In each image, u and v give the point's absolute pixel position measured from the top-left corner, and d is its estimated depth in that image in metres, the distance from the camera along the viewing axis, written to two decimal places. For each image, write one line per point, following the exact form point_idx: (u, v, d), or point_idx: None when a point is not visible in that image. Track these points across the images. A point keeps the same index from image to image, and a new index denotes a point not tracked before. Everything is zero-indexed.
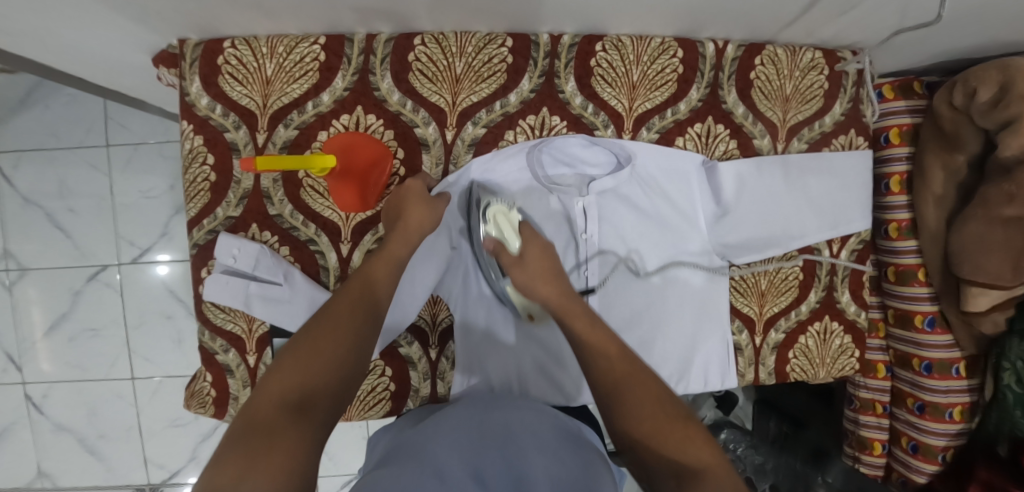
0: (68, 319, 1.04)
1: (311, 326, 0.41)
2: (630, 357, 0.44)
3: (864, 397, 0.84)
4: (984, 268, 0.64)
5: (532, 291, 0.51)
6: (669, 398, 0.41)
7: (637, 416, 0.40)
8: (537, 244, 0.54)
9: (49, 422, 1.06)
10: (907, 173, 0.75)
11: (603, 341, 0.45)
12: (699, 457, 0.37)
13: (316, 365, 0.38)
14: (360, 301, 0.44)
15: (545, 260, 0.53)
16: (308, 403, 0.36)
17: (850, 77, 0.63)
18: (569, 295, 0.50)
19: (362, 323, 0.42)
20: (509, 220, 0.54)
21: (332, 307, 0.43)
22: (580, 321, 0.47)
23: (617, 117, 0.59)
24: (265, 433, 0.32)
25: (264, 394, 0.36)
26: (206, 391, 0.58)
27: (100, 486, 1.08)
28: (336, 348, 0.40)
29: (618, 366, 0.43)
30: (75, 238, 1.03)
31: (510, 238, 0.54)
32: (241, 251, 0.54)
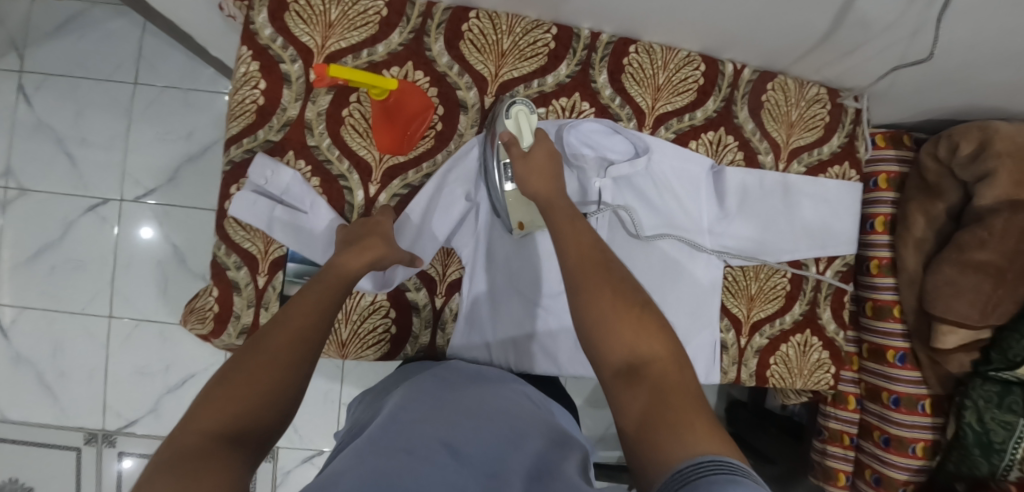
0: (54, 247, 1.02)
1: (248, 347, 0.35)
2: (603, 257, 0.43)
3: (834, 427, 0.87)
4: (955, 308, 0.70)
5: (526, 183, 0.50)
6: (630, 286, 0.40)
7: (590, 299, 0.39)
8: (546, 145, 0.53)
9: (12, 349, 1.03)
10: (891, 215, 0.81)
11: (579, 239, 0.44)
12: (650, 349, 0.36)
13: (253, 397, 0.32)
14: (312, 319, 0.38)
15: (548, 159, 0.51)
16: (245, 435, 0.30)
17: (848, 115, 0.71)
18: (562, 194, 0.49)
19: (314, 341, 0.37)
20: (529, 121, 0.55)
21: (278, 326, 0.37)
22: (563, 216, 0.47)
23: (640, 113, 0.64)
24: (192, 465, 0.26)
25: (192, 425, 0.29)
26: (208, 307, 0.58)
27: (48, 426, 1.04)
28: (279, 376, 0.34)
29: (587, 256, 0.42)
30: (81, 167, 1.02)
31: (524, 135, 0.55)
32: (274, 174, 0.57)
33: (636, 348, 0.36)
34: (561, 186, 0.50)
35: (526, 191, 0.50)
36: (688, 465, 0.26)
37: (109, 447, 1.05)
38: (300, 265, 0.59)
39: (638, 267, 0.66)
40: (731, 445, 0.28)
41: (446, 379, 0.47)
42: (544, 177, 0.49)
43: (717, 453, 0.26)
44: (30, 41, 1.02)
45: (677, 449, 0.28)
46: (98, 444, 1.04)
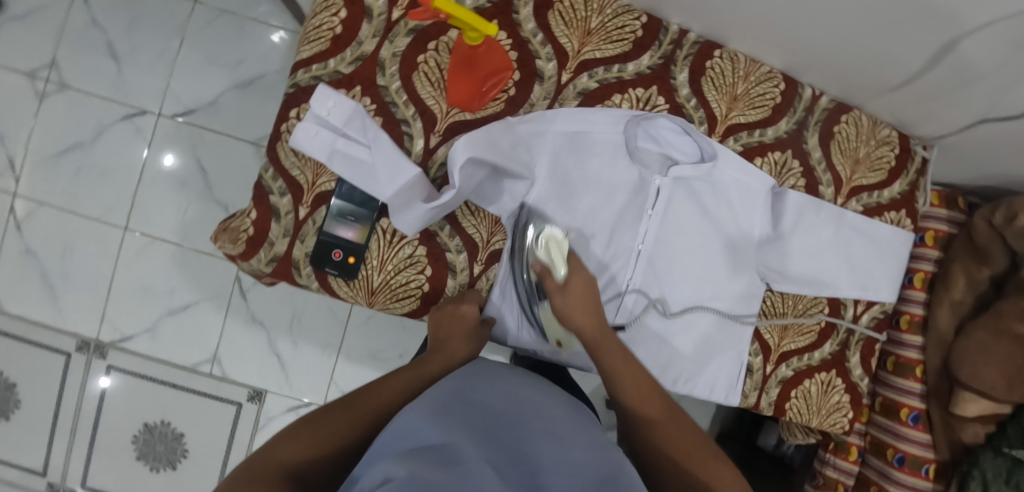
0: (81, 148, 1.00)
1: (329, 411, 0.42)
2: (665, 403, 0.47)
3: (829, 475, 0.86)
4: (981, 376, 0.69)
5: (569, 318, 0.52)
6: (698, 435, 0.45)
7: (650, 428, 0.44)
8: (582, 275, 0.54)
9: (22, 242, 1.01)
10: (931, 273, 0.80)
11: (639, 386, 0.47)
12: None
13: (324, 444, 0.38)
14: (386, 401, 0.45)
15: (586, 291, 0.53)
16: (305, 477, 0.35)
17: (915, 163, 0.70)
18: (605, 328, 0.52)
19: (381, 420, 0.43)
20: (560, 249, 0.54)
21: (356, 399, 0.44)
22: (614, 355, 0.50)
23: (712, 118, 0.62)
24: (255, 485, 0.31)
25: (273, 456, 0.36)
26: (243, 228, 0.56)
27: (43, 326, 1.02)
28: (345, 437, 0.40)
29: (645, 394, 0.47)
30: (125, 74, 1.00)
31: (558, 265, 0.54)
32: (337, 107, 0.55)
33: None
34: (601, 316, 0.52)
35: (569, 324, 0.52)
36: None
37: (99, 359, 1.03)
38: (344, 203, 0.56)
39: (679, 271, 0.65)
40: None
41: (485, 378, 0.46)
42: (588, 311, 0.52)
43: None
44: None
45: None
46: (90, 353, 1.03)
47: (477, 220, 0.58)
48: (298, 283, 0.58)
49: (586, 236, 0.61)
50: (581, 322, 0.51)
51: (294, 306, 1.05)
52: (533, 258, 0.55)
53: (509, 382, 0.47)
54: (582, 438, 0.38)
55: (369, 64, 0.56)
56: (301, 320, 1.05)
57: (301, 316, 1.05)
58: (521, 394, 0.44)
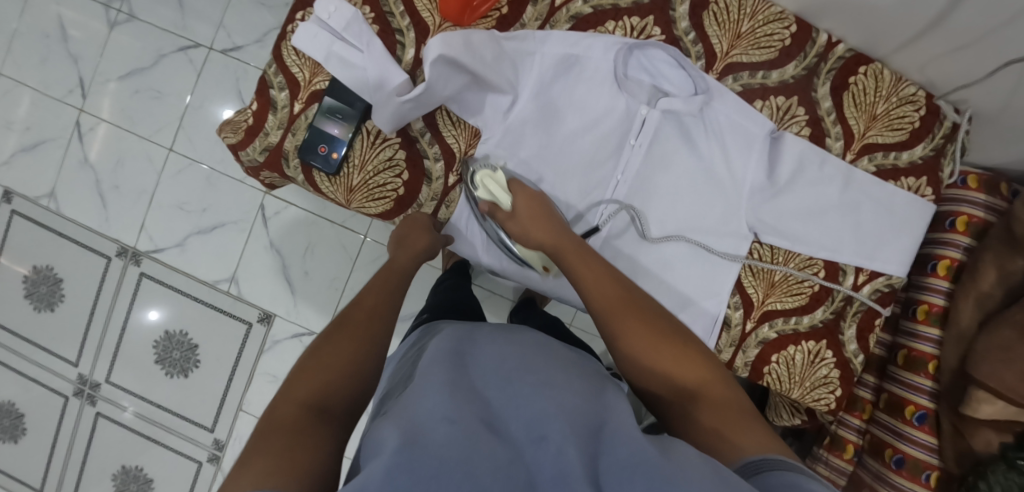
0: (143, 74, 1.11)
1: (326, 340, 0.45)
2: (625, 294, 0.48)
3: (821, 473, 0.79)
4: (999, 375, 0.61)
5: (528, 237, 0.56)
6: (660, 319, 0.46)
7: (625, 329, 0.44)
8: (524, 191, 0.57)
9: (83, 153, 1.13)
10: (958, 261, 0.70)
11: (600, 279, 0.49)
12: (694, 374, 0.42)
13: (335, 373, 0.41)
14: (372, 314, 0.49)
15: (532, 204, 0.57)
16: (330, 404, 0.39)
17: (944, 128, 0.63)
18: (563, 234, 0.54)
19: (371, 336, 0.46)
20: (496, 180, 0.57)
21: (349, 322, 0.47)
22: (572, 250, 0.53)
23: (711, 55, 0.60)
24: (288, 434, 0.34)
25: (288, 398, 0.38)
26: (244, 119, 0.61)
27: (90, 230, 1.13)
28: (351, 362, 0.43)
29: (610, 295, 0.47)
30: (186, 10, 1.11)
31: (501, 198, 0.57)
32: (338, 10, 0.58)
33: (678, 378, 0.42)
34: (557, 225, 0.55)
35: (532, 242, 0.56)
36: (756, 460, 0.34)
37: (134, 265, 1.13)
38: (335, 102, 0.59)
39: (662, 208, 0.63)
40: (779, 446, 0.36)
41: (485, 333, 0.47)
42: (546, 224, 0.55)
43: (773, 454, 0.34)
44: None
45: (737, 456, 0.35)
46: (126, 259, 1.13)
47: (457, 130, 0.60)
48: (288, 175, 0.63)
49: (565, 157, 0.62)
50: (542, 239, 0.55)
51: (309, 237, 1.11)
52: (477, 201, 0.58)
53: (508, 332, 0.48)
54: (581, 385, 0.38)
55: None
56: (314, 252, 1.11)
57: (314, 248, 1.11)
58: (513, 340, 0.45)
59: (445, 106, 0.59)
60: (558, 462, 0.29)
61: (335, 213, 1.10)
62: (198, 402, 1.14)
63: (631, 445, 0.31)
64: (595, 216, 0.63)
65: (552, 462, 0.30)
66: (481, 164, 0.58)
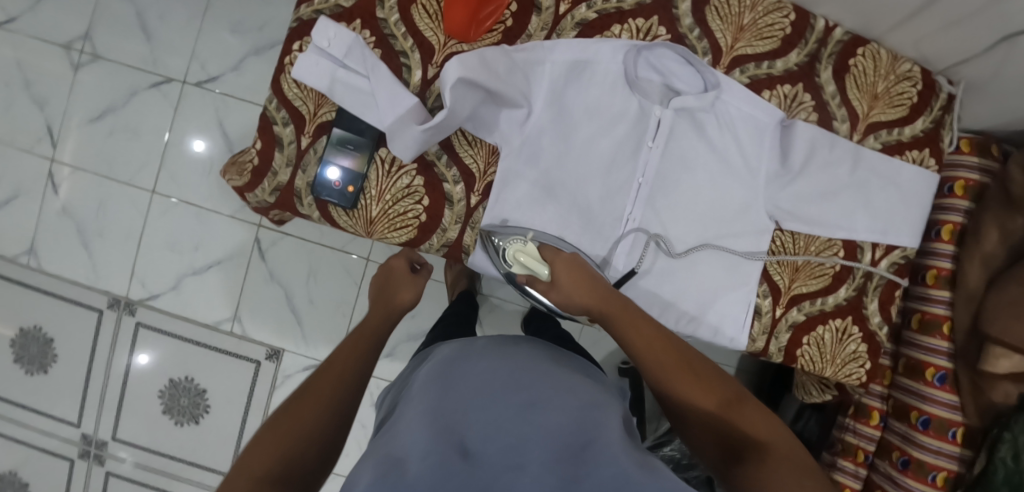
0: (115, 114, 1.06)
1: (292, 402, 0.41)
2: (675, 347, 0.45)
3: (849, 441, 0.81)
4: (1012, 330, 0.63)
5: (571, 304, 0.53)
6: (710, 371, 0.43)
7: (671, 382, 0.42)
8: (563, 259, 0.55)
9: (59, 203, 1.07)
10: (961, 225, 0.73)
11: (647, 333, 0.46)
12: (752, 429, 0.38)
13: (308, 422, 0.39)
14: (347, 365, 0.45)
15: (574, 275, 0.53)
16: (287, 480, 0.35)
17: (940, 99, 0.65)
18: (609, 297, 0.51)
19: (356, 376, 0.44)
20: (529, 254, 0.56)
21: (315, 384, 0.43)
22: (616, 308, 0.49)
23: (717, 50, 0.60)
24: None
25: (260, 450, 0.36)
26: (249, 159, 0.59)
27: (77, 283, 1.08)
28: (330, 406, 0.41)
29: (657, 348, 0.45)
30: (154, 44, 1.06)
31: (537, 269, 0.56)
32: (337, 37, 0.56)
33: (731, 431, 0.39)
34: (604, 288, 0.52)
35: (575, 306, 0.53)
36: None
37: (128, 315, 1.08)
38: (345, 133, 0.57)
39: (683, 205, 0.64)
40: None
41: (475, 346, 0.45)
42: (585, 282, 0.52)
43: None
44: None
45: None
46: (120, 310, 1.08)
47: (474, 149, 0.60)
48: (301, 213, 0.60)
49: (585, 166, 0.62)
50: (586, 301, 0.51)
51: (310, 264, 1.08)
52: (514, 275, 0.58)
53: (497, 342, 0.46)
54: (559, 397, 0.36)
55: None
56: (317, 278, 1.08)
57: (317, 274, 1.08)
58: (505, 352, 0.43)
59: (462, 127, 0.58)
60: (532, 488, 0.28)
61: (334, 237, 1.08)
62: (212, 447, 1.10)
63: (613, 465, 0.29)
64: (621, 260, 0.64)
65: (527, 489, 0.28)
66: (512, 238, 0.57)
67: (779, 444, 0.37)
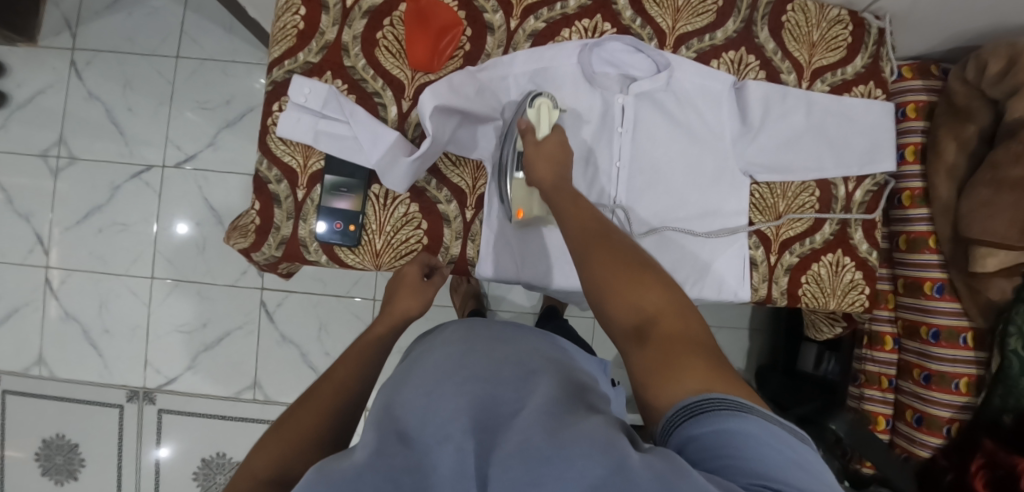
0: (102, 211, 1.08)
1: (291, 414, 0.42)
2: (606, 233, 0.44)
3: (870, 370, 0.84)
4: (992, 229, 0.66)
5: (532, 168, 0.53)
6: (633, 254, 0.42)
7: (595, 267, 0.41)
8: (557, 137, 0.56)
9: (61, 308, 1.08)
10: (922, 144, 0.77)
11: (583, 219, 0.46)
12: (653, 304, 0.37)
13: (292, 444, 0.39)
14: (344, 381, 0.45)
15: (558, 148, 0.55)
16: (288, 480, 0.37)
17: (872, 35, 0.70)
18: (565, 181, 0.52)
19: (350, 384, 0.45)
20: (550, 114, 0.58)
21: (313, 396, 0.44)
22: (566, 200, 0.49)
23: (661, 33, 0.65)
24: None
25: (248, 473, 0.37)
26: (250, 221, 0.61)
27: (93, 383, 1.08)
28: (322, 421, 0.41)
29: (588, 231, 0.44)
30: (128, 136, 1.08)
31: (542, 126, 0.57)
32: (313, 91, 0.59)
33: (639, 307, 0.37)
34: (564, 172, 0.53)
35: (533, 177, 0.54)
36: (693, 400, 0.29)
37: (149, 404, 1.08)
38: (337, 178, 0.61)
39: (663, 180, 0.68)
40: (728, 381, 0.30)
41: (441, 336, 0.48)
42: (549, 164, 0.53)
43: (726, 393, 0.29)
44: (82, 18, 1.09)
45: (672, 400, 0.30)
46: (139, 401, 1.08)
47: (460, 169, 0.63)
48: (308, 261, 0.63)
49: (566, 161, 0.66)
50: (543, 180, 0.52)
51: (319, 317, 1.10)
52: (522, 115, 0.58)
53: (463, 325, 0.49)
54: (506, 376, 0.38)
55: (331, 49, 0.61)
56: (328, 328, 1.10)
57: (328, 325, 1.10)
58: (466, 334, 0.46)
59: (445, 150, 0.62)
60: (457, 467, 0.29)
61: (337, 285, 1.10)
62: None
63: (524, 441, 0.29)
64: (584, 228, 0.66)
65: (450, 468, 0.29)
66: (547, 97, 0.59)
67: (673, 321, 0.36)
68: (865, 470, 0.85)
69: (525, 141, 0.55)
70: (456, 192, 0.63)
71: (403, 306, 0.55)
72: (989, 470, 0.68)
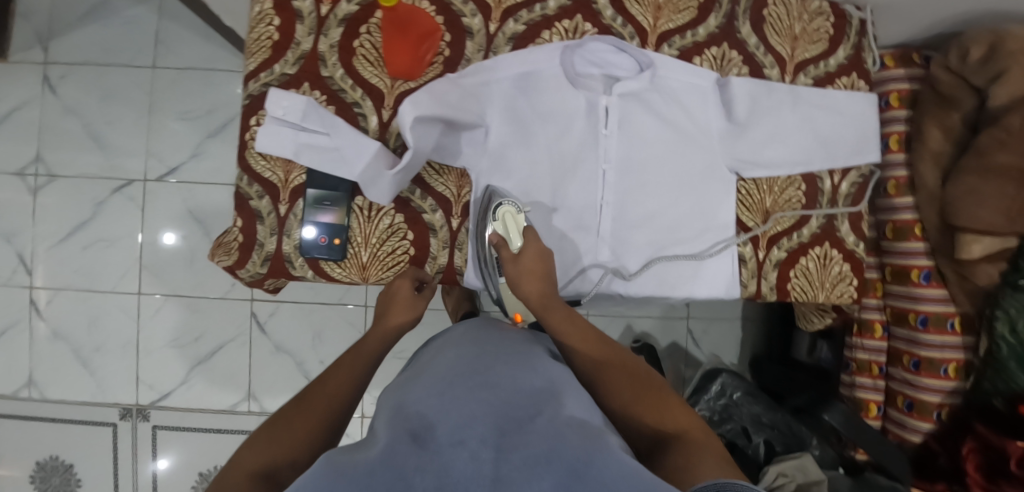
0: (85, 228, 1.06)
1: (284, 414, 0.42)
2: (613, 354, 0.48)
3: (861, 358, 0.85)
4: (980, 216, 0.65)
5: (518, 286, 0.53)
6: (645, 377, 0.46)
7: (613, 386, 0.44)
8: (535, 245, 0.56)
9: (48, 329, 1.07)
10: (905, 133, 0.78)
11: (586, 336, 0.49)
12: (675, 422, 0.40)
13: (283, 445, 0.38)
14: (338, 387, 0.45)
15: (537, 260, 0.54)
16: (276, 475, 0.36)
17: (853, 26, 0.70)
18: (552, 295, 0.52)
19: (343, 389, 0.45)
20: (516, 221, 0.58)
21: (307, 398, 0.44)
22: (560, 311, 0.50)
23: (642, 31, 0.65)
24: None
25: (235, 469, 0.36)
26: (233, 238, 0.60)
27: (85, 402, 1.07)
28: (313, 424, 0.41)
29: (596, 349, 0.48)
30: (107, 150, 1.06)
31: (513, 237, 0.57)
32: (291, 104, 0.58)
33: (657, 423, 0.41)
34: (552, 286, 0.53)
35: (518, 291, 0.53)
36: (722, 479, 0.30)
37: (143, 421, 1.07)
38: (320, 191, 0.60)
39: (650, 179, 0.68)
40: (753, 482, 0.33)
41: (449, 347, 0.47)
42: (537, 277, 0.53)
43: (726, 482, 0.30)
44: (53, 31, 1.06)
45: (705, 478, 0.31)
46: (133, 418, 1.07)
47: (445, 177, 0.63)
48: (295, 276, 0.62)
49: (552, 165, 0.65)
50: (529, 290, 0.52)
51: (312, 326, 1.09)
52: (489, 230, 0.58)
53: (471, 337, 0.49)
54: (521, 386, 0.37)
55: (308, 59, 0.60)
56: (322, 337, 1.09)
57: (322, 334, 1.09)
58: (479, 346, 0.46)
59: (429, 159, 0.61)
60: (470, 466, 0.27)
61: (329, 293, 1.09)
62: None
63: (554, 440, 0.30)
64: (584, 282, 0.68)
65: (465, 466, 0.27)
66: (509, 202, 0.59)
67: (696, 432, 0.39)
68: (859, 457, 0.85)
69: (501, 257, 0.56)
70: (440, 201, 0.62)
71: (397, 318, 0.54)
72: (982, 453, 0.71)
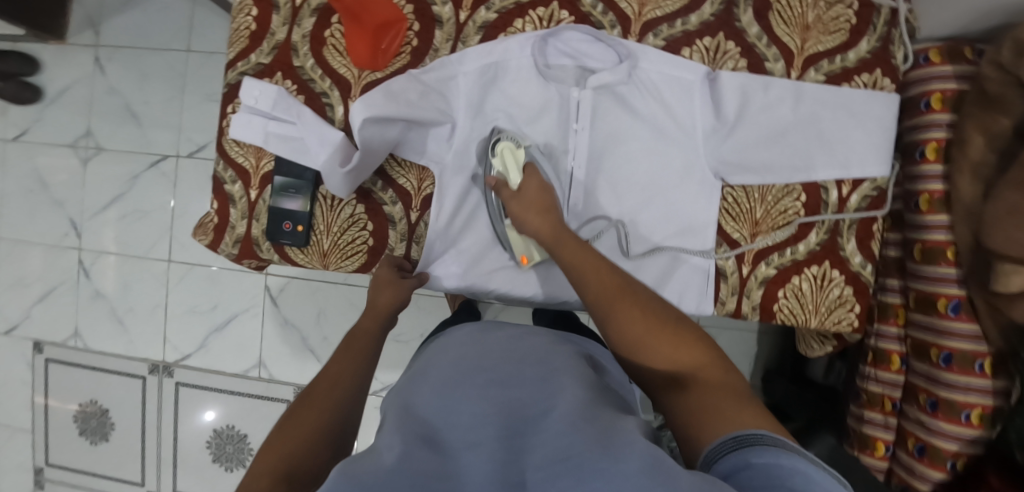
0: (125, 198, 1.17)
1: (292, 412, 0.44)
2: (623, 281, 0.45)
3: (873, 390, 0.76)
4: (1016, 239, 0.56)
5: (523, 222, 0.53)
6: (655, 304, 0.43)
7: (625, 322, 0.42)
8: (535, 179, 0.56)
9: (93, 287, 1.19)
10: (946, 140, 0.67)
11: (596, 267, 0.46)
12: (690, 358, 0.39)
13: (296, 441, 0.40)
14: (338, 379, 0.49)
15: (539, 191, 0.55)
16: (299, 474, 0.37)
17: (881, 15, 0.60)
18: (563, 226, 0.52)
19: (341, 378, 0.49)
20: (515, 156, 0.57)
21: (310, 394, 0.46)
22: (571, 249, 0.49)
23: (625, 19, 0.60)
24: None
25: (255, 474, 0.36)
26: (209, 219, 0.64)
27: (121, 355, 1.19)
28: (323, 418, 0.43)
29: (607, 280, 0.45)
30: (145, 128, 1.15)
31: (512, 173, 0.57)
32: (262, 93, 0.60)
33: (676, 360, 0.40)
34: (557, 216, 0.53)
35: (527, 229, 0.54)
36: (743, 432, 0.30)
37: (167, 377, 1.18)
38: (285, 179, 0.61)
39: (620, 179, 0.64)
40: (778, 423, 0.33)
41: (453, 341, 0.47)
42: (541, 212, 0.52)
43: (758, 428, 0.31)
44: (103, 16, 1.16)
45: (719, 435, 0.31)
46: (160, 374, 1.18)
47: (406, 170, 0.62)
48: (263, 258, 0.64)
49: None
50: (541, 225, 0.52)
51: (317, 303, 1.14)
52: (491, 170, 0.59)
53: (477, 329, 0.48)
54: (530, 380, 0.37)
55: (280, 49, 0.61)
56: (326, 315, 1.13)
57: (326, 312, 1.13)
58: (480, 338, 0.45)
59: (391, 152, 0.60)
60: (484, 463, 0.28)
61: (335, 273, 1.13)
62: None
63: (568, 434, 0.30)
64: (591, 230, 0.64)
65: (479, 466, 0.29)
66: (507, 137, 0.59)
67: (712, 373, 0.38)
68: None
69: (502, 196, 0.56)
70: (401, 194, 0.62)
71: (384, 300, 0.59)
72: None
